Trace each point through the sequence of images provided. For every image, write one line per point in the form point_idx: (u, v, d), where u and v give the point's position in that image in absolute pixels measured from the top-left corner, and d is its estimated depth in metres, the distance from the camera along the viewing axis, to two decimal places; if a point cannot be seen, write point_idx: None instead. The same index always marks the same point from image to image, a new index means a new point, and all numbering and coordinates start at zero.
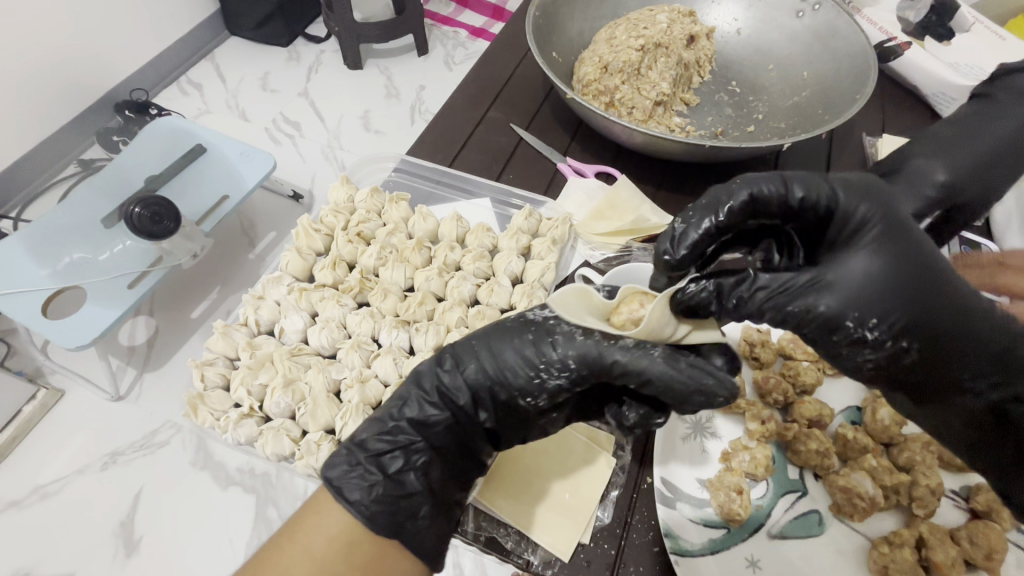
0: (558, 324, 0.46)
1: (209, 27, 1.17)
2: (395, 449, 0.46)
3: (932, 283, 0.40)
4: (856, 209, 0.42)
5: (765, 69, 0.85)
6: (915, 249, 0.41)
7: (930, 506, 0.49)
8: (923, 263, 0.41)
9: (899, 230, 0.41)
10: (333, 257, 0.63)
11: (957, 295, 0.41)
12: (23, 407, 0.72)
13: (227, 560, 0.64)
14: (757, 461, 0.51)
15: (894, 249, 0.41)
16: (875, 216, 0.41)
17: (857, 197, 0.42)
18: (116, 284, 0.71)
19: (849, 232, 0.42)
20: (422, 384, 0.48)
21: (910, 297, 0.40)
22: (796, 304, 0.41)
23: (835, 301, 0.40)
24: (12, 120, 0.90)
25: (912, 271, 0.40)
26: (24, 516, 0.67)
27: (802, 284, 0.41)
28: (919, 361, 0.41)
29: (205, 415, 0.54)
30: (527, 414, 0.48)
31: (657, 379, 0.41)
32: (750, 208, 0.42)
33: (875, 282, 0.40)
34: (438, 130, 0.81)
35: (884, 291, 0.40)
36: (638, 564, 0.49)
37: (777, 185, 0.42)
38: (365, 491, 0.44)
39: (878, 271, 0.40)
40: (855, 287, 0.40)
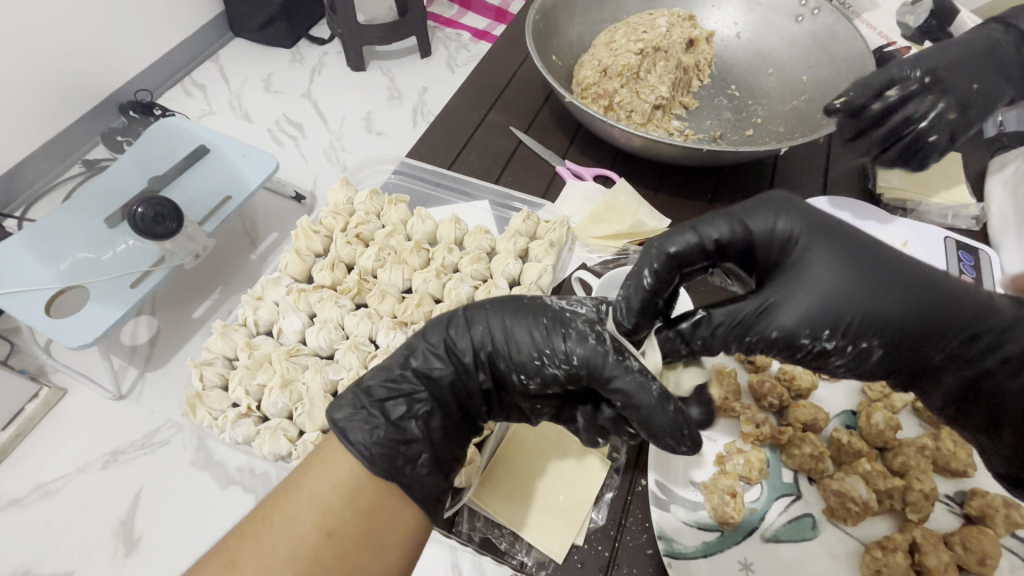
0: (576, 320, 0.46)
1: (214, 29, 1.18)
2: (397, 397, 0.46)
3: (880, 276, 0.40)
4: (780, 224, 0.42)
5: (765, 73, 0.85)
6: (852, 249, 0.40)
7: (923, 510, 0.49)
8: (865, 256, 0.40)
9: (824, 230, 0.41)
10: (332, 258, 0.64)
11: (910, 274, 0.40)
12: (26, 405, 0.73)
13: None
14: (752, 464, 0.51)
15: (828, 255, 0.40)
16: (798, 225, 0.41)
17: (772, 219, 0.42)
18: (119, 284, 0.72)
19: (781, 249, 0.42)
20: (432, 337, 0.49)
21: (860, 300, 0.39)
22: (750, 335, 0.41)
23: (785, 322, 0.40)
24: (19, 120, 0.91)
25: (854, 272, 0.40)
26: (25, 513, 0.67)
27: (748, 316, 0.41)
28: (885, 355, 0.40)
29: (203, 414, 0.54)
30: (516, 389, 0.49)
31: (642, 408, 0.43)
32: (676, 263, 0.42)
33: (822, 296, 0.40)
34: (438, 133, 0.81)
35: (834, 302, 0.39)
36: (632, 566, 0.49)
37: (692, 233, 0.42)
38: (366, 433, 0.43)
39: (827, 279, 0.40)
40: (803, 304, 0.40)
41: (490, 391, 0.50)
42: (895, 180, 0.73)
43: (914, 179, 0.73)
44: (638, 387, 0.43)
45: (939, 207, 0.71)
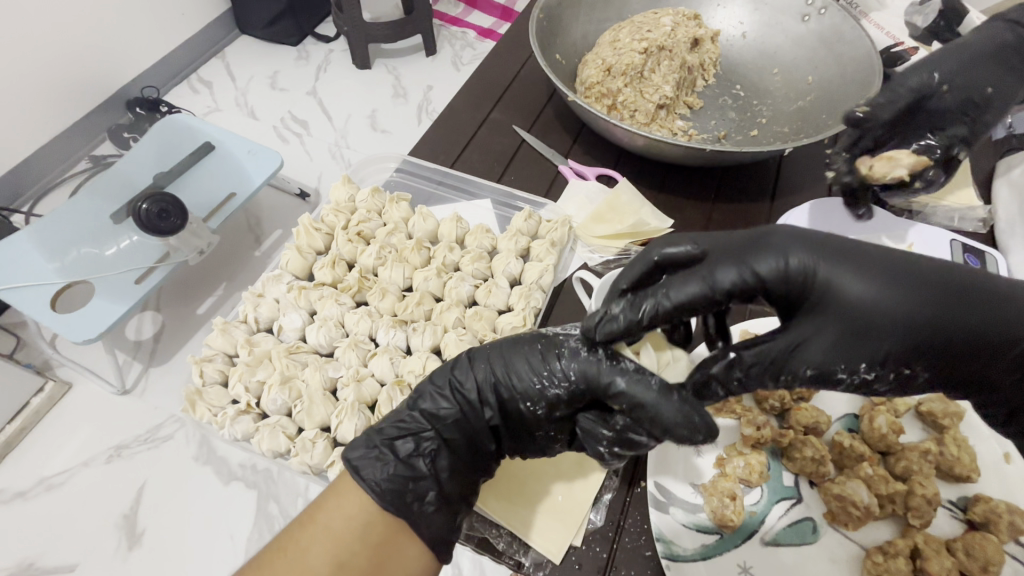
0: (567, 338, 0.47)
1: (220, 26, 1.18)
2: (406, 434, 0.47)
3: (912, 297, 0.37)
4: (788, 260, 0.38)
5: (771, 73, 0.85)
6: (876, 265, 0.38)
7: (926, 516, 0.48)
8: (892, 276, 0.37)
9: (837, 258, 0.38)
10: (333, 256, 0.63)
11: (936, 287, 0.37)
12: (31, 399, 0.74)
13: (226, 557, 0.64)
14: (751, 467, 0.51)
15: (855, 282, 0.37)
16: (811, 257, 0.38)
17: (778, 249, 0.38)
18: (123, 280, 0.72)
19: (798, 286, 0.38)
20: (438, 381, 0.50)
21: (893, 325, 0.37)
22: (786, 373, 0.39)
23: (821, 359, 0.38)
24: (27, 116, 0.91)
25: (891, 293, 0.37)
26: (29, 507, 0.68)
27: (782, 354, 0.39)
28: (929, 372, 0.38)
29: (202, 411, 0.55)
30: (524, 419, 0.48)
31: (647, 406, 0.43)
32: (681, 309, 0.40)
33: (851, 325, 0.37)
34: (441, 131, 0.81)
35: (868, 332, 0.37)
36: (630, 568, 0.49)
37: (699, 282, 0.39)
38: (379, 469, 0.45)
39: (858, 308, 0.37)
40: (835, 336, 0.38)
41: (501, 423, 0.49)
42: None
43: None
44: (641, 386, 0.43)
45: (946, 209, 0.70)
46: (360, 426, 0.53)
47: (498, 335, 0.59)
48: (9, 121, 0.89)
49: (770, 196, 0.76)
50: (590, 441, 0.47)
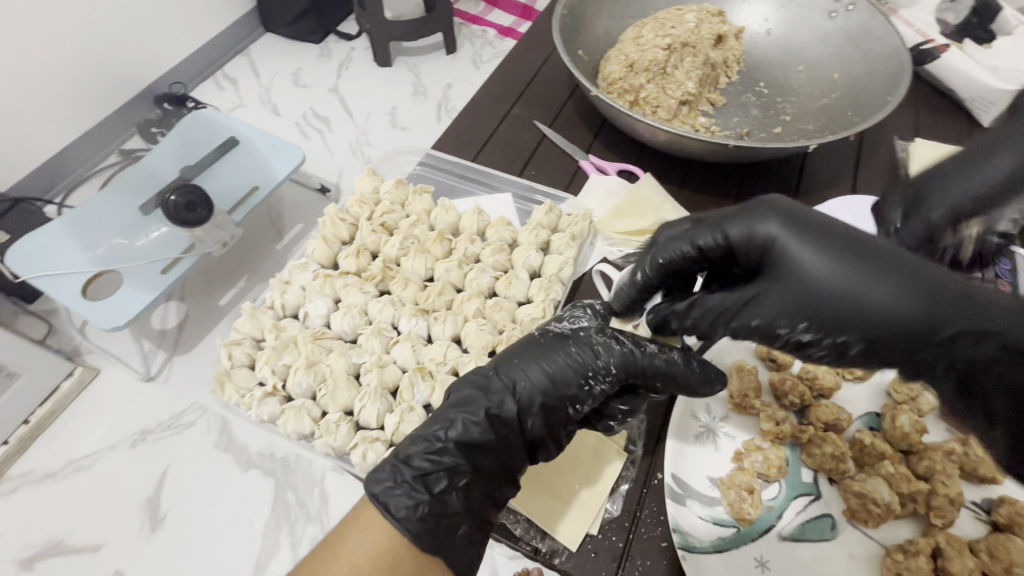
0: (593, 336, 0.50)
1: (246, 24, 1.21)
2: (440, 470, 0.45)
3: (868, 276, 0.37)
4: (759, 228, 0.41)
5: (795, 70, 0.84)
6: (841, 238, 0.38)
7: (949, 516, 0.48)
8: (855, 254, 0.37)
9: (807, 230, 0.39)
10: (357, 245, 0.65)
11: (900, 273, 0.36)
12: (61, 383, 0.76)
13: (247, 540, 0.66)
14: (770, 462, 0.51)
15: (813, 253, 0.38)
16: (778, 227, 0.40)
17: (755, 216, 0.41)
18: (151, 270, 0.75)
19: (764, 252, 0.41)
20: (471, 407, 0.48)
21: (838, 299, 0.37)
22: (735, 323, 0.43)
23: (764, 315, 0.41)
24: (62, 110, 0.95)
25: (845, 264, 0.37)
26: (60, 486, 0.71)
27: (729, 306, 0.43)
28: (865, 352, 0.38)
29: (231, 392, 0.56)
30: (569, 426, 0.49)
31: (681, 376, 0.48)
32: (663, 269, 0.47)
33: (795, 290, 0.39)
34: (463, 125, 0.82)
35: (813, 295, 0.38)
36: (646, 558, 0.49)
37: (680, 245, 0.45)
38: (410, 509, 0.43)
39: (811, 269, 0.38)
40: (779, 299, 0.39)
41: (544, 438, 0.49)
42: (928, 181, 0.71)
43: None
44: (672, 364, 0.48)
45: None
46: (382, 410, 0.54)
47: (517, 326, 0.59)
48: (44, 115, 0.92)
49: (792, 194, 0.75)
50: (603, 416, 0.52)
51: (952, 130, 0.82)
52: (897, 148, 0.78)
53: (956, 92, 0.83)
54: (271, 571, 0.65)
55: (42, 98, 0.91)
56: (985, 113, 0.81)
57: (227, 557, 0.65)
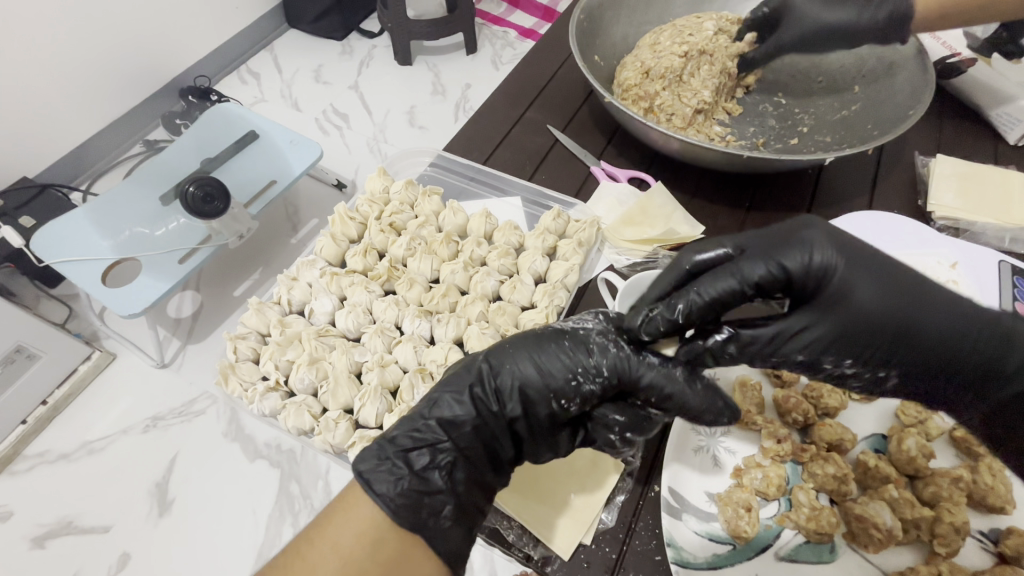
0: (591, 333, 0.48)
1: (271, 20, 1.23)
2: (421, 447, 0.46)
3: (918, 308, 0.41)
4: (816, 258, 0.42)
5: (815, 82, 0.82)
6: (889, 272, 0.42)
7: (954, 545, 0.46)
8: (898, 284, 0.42)
9: (858, 264, 0.42)
10: (365, 244, 0.65)
11: (939, 304, 0.41)
12: (79, 367, 0.78)
13: (250, 529, 0.67)
14: (770, 480, 0.50)
15: (865, 288, 0.41)
16: (835, 258, 0.41)
17: (806, 249, 0.42)
18: (169, 259, 0.76)
19: (817, 282, 0.42)
20: (456, 386, 0.48)
21: (884, 331, 0.41)
22: (779, 355, 0.44)
23: (808, 349, 0.43)
24: (90, 101, 0.97)
25: (889, 298, 0.41)
26: (72, 467, 0.72)
27: (778, 337, 0.43)
28: (908, 379, 0.43)
29: (234, 384, 0.57)
30: (547, 420, 0.48)
31: (677, 398, 0.46)
32: (711, 309, 0.43)
33: (846, 323, 0.41)
34: (476, 127, 0.82)
35: (859, 331, 0.41)
36: (638, 571, 0.49)
37: (728, 279, 0.42)
38: (391, 484, 0.43)
39: (867, 303, 0.41)
40: (829, 331, 0.42)
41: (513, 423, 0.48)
42: (949, 198, 0.69)
43: (970, 197, 0.69)
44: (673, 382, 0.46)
45: (996, 228, 0.67)
46: (381, 410, 0.54)
47: (520, 331, 0.59)
48: (72, 105, 0.95)
49: (807, 205, 0.74)
50: (598, 428, 0.49)
51: (977, 145, 0.79)
52: (917, 162, 0.77)
53: (982, 108, 0.81)
54: (271, 562, 0.65)
55: (71, 88, 0.94)
56: (1013, 128, 0.78)
57: (229, 546, 0.66)
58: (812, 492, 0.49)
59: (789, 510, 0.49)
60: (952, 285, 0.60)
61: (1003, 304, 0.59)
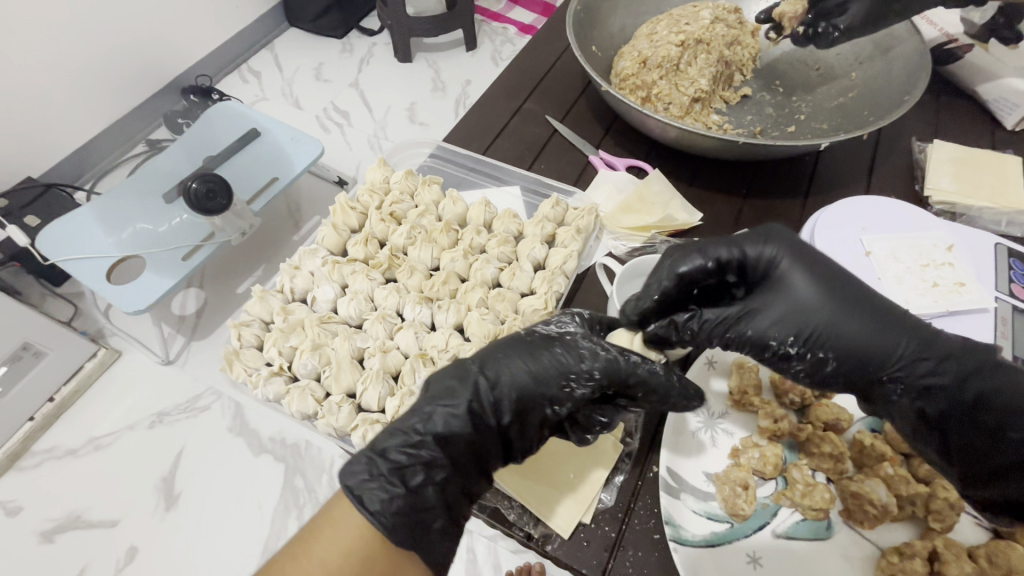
0: (580, 341, 0.50)
1: (271, 19, 1.23)
2: (416, 463, 0.45)
3: (848, 304, 0.47)
4: (766, 250, 0.49)
5: (811, 70, 0.83)
6: (835, 274, 0.48)
7: (948, 520, 0.47)
8: (835, 282, 0.48)
9: (805, 260, 0.48)
10: (365, 234, 0.66)
11: (872, 309, 0.47)
12: (84, 364, 0.80)
13: (257, 521, 0.69)
14: (767, 459, 0.50)
15: (807, 282, 0.48)
16: (783, 251, 0.49)
17: (762, 242, 0.50)
18: (173, 256, 0.77)
19: (767, 270, 0.49)
20: (451, 400, 0.47)
21: (821, 316, 0.46)
22: (732, 333, 0.49)
23: (760, 325, 0.48)
24: (92, 100, 0.98)
25: (824, 290, 0.47)
26: (80, 462, 0.74)
27: (733, 316, 0.49)
28: (840, 365, 0.46)
29: (239, 370, 0.57)
30: (543, 426, 0.49)
31: (660, 387, 0.48)
32: (682, 283, 0.50)
33: (787, 305, 0.48)
34: (475, 118, 0.83)
35: (800, 314, 0.47)
36: (637, 548, 0.49)
37: (701, 258, 0.50)
38: (384, 503, 0.43)
39: (808, 288, 0.47)
40: (777, 312, 0.48)
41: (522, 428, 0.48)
42: (946, 182, 0.69)
43: (967, 181, 0.69)
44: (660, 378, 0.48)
45: (992, 211, 0.67)
46: (384, 394, 0.55)
47: (519, 317, 0.60)
48: (75, 104, 0.96)
49: (803, 193, 0.74)
50: (577, 429, 0.50)
51: (974, 132, 0.79)
52: (914, 148, 0.77)
53: (979, 94, 0.81)
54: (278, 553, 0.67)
55: (74, 88, 0.95)
56: (1010, 113, 0.78)
57: (234, 538, 0.68)
58: (806, 469, 0.50)
59: (785, 488, 0.50)
60: (947, 268, 0.60)
61: (998, 286, 0.60)
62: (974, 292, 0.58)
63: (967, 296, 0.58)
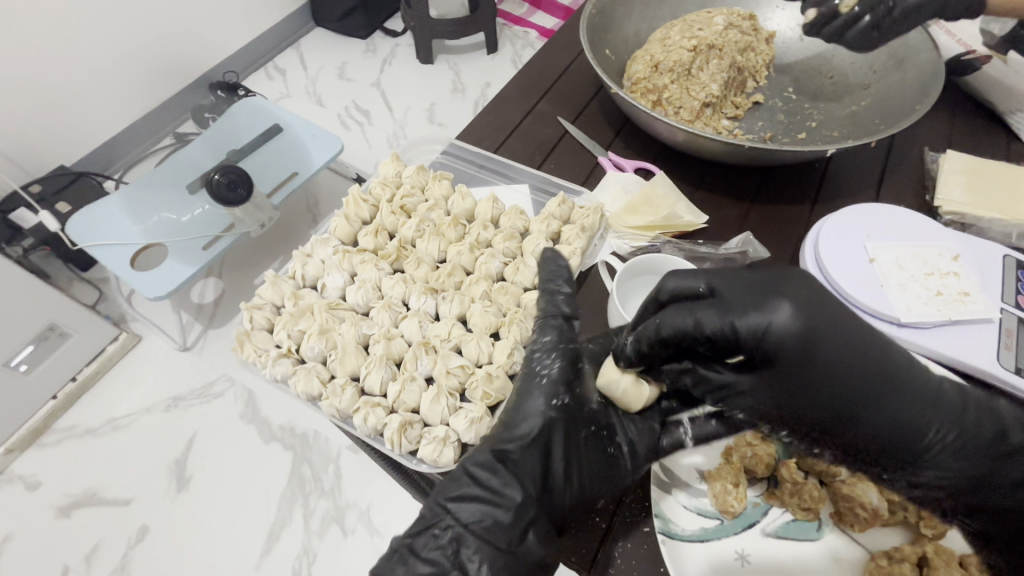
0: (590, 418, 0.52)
1: (299, 18, 1.27)
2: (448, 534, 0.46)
3: (894, 395, 0.44)
4: (759, 321, 0.43)
5: (825, 77, 0.83)
6: (857, 336, 0.44)
7: (940, 527, 0.47)
8: (864, 364, 0.43)
9: (815, 328, 0.43)
10: (376, 225, 0.68)
11: (917, 396, 0.44)
12: (107, 346, 0.83)
13: (262, 507, 0.73)
14: (758, 457, 0.50)
15: (825, 358, 0.43)
16: (794, 318, 0.42)
17: (761, 308, 0.43)
18: (193, 245, 0.81)
19: (763, 344, 0.43)
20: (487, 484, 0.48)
21: (840, 412, 0.44)
22: (726, 400, 0.48)
23: (744, 409, 0.47)
24: (125, 94, 1.03)
25: (848, 376, 0.43)
26: (98, 441, 0.77)
27: (727, 386, 0.47)
28: (845, 457, 0.47)
29: (249, 351, 0.59)
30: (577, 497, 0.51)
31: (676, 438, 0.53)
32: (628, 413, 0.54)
33: (782, 396, 0.45)
34: (489, 117, 0.85)
35: (807, 398, 0.44)
36: (627, 540, 0.50)
37: (668, 336, 0.45)
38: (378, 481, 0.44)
39: (830, 365, 0.43)
40: (765, 396, 0.45)
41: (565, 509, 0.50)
42: (956, 194, 0.69)
43: (979, 193, 0.69)
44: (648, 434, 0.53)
45: (1002, 223, 0.67)
46: (386, 378, 0.57)
47: (520, 310, 0.61)
48: (108, 96, 1.00)
49: (811, 199, 0.74)
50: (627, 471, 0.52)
51: (992, 145, 0.79)
52: (926, 159, 0.76)
53: (996, 106, 0.81)
54: (283, 539, 0.71)
55: (109, 81, 0.99)
56: None
57: (241, 525, 0.71)
58: (796, 468, 0.49)
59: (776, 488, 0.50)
60: (952, 277, 0.59)
61: (1004, 298, 0.59)
62: (979, 302, 0.58)
63: (971, 306, 0.57)
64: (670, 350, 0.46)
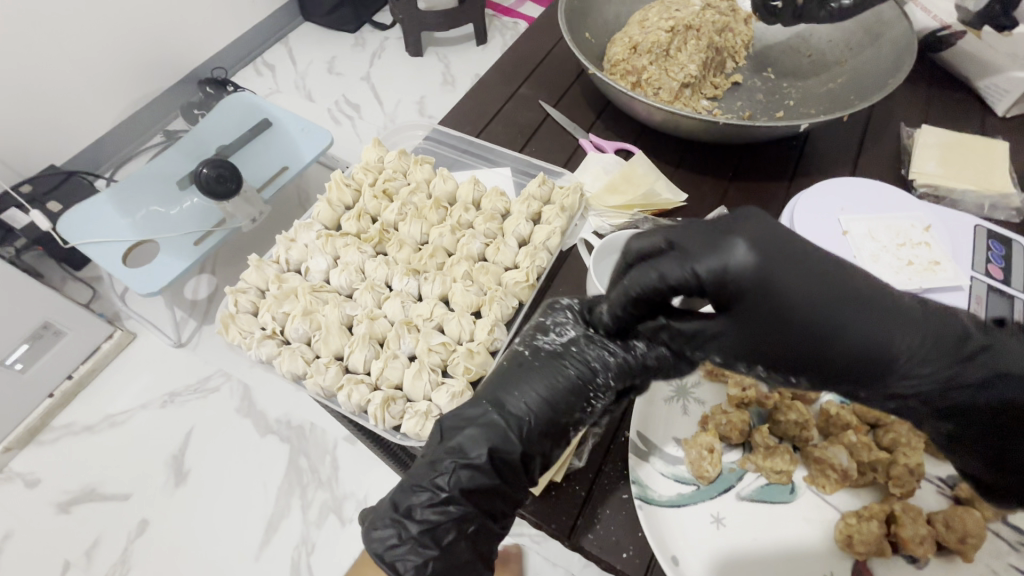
0: (583, 349, 0.46)
1: (286, 13, 1.27)
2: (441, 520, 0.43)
3: (866, 316, 0.37)
4: (727, 262, 0.37)
5: (804, 56, 0.83)
6: (805, 252, 0.38)
7: (907, 485, 0.48)
8: (827, 272, 0.37)
9: (779, 258, 0.37)
10: (359, 209, 0.69)
11: (890, 313, 0.37)
12: (102, 344, 0.84)
13: (259, 500, 0.74)
14: (733, 424, 0.52)
15: (789, 291, 0.37)
16: (749, 253, 0.37)
17: (707, 248, 0.38)
18: (184, 240, 0.81)
19: (729, 287, 0.37)
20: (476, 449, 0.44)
21: (821, 332, 0.37)
22: (699, 350, 0.42)
23: (720, 353, 0.41)
24: (113, 93, 1.03)
25: (811, 302, 0.37)
26: (96, 438, 0.78)
27: (698, 334, 0.41)
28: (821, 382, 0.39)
29: (235, 333, 0.60)
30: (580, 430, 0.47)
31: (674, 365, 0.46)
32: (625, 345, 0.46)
33: (756, 330, 0.38)
34: (471, 103, 0.85)
35: (784, 330, 0.37)
36: (605, 507, 0.52)
37: (643, 282, 0.40)
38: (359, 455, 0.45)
39: (797, 298, 0.37)
40: (738, 337, 0.39)
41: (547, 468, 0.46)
42: (931, 166, 0.70)
43: (954, 165, 0.70)
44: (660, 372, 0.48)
45: (975, 194, 0.68)
46: (369, 357, 0.58)
47: (501, 288, 0.62)
48: (96, 95, 1.01)
49: (789, 176, 0.75)
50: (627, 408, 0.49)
51: (970, 121, 0.79)
52: (902, 134, 0.77)
53: (973, 81, 0.82)
54: (281, 530, 0.73)
55: (96, 79, 0.99)
56: (1000, 100, 0.79)
57: (237, 518, 0.73)
58: (768, 433, 0.51)
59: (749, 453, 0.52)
60: (924, 247, 0.61)
61: (975, 266, 0.61)
62: (948, 271, 0.59)
63: (941, 274, 0.59)
64: (644, 308, 0.41)
